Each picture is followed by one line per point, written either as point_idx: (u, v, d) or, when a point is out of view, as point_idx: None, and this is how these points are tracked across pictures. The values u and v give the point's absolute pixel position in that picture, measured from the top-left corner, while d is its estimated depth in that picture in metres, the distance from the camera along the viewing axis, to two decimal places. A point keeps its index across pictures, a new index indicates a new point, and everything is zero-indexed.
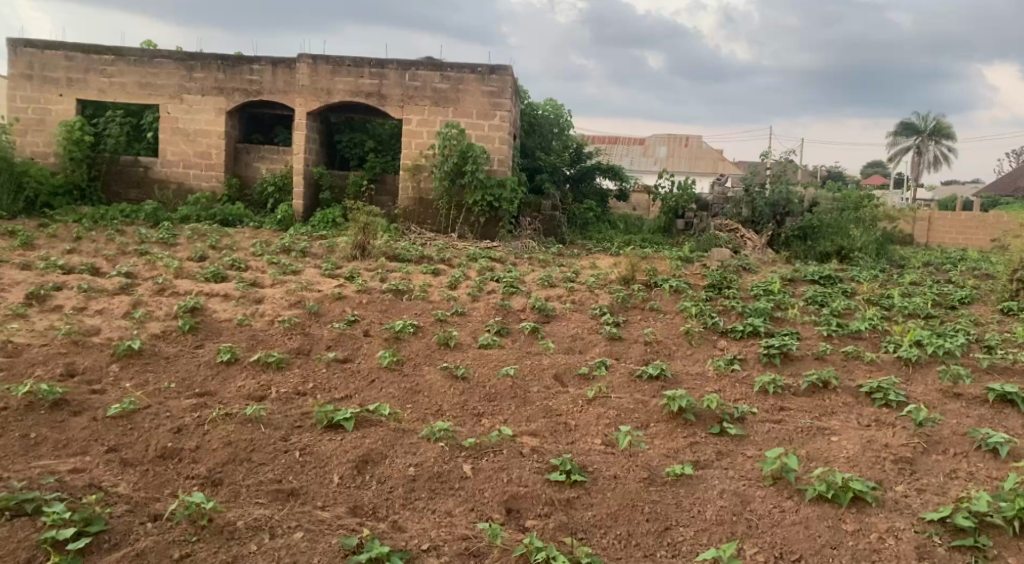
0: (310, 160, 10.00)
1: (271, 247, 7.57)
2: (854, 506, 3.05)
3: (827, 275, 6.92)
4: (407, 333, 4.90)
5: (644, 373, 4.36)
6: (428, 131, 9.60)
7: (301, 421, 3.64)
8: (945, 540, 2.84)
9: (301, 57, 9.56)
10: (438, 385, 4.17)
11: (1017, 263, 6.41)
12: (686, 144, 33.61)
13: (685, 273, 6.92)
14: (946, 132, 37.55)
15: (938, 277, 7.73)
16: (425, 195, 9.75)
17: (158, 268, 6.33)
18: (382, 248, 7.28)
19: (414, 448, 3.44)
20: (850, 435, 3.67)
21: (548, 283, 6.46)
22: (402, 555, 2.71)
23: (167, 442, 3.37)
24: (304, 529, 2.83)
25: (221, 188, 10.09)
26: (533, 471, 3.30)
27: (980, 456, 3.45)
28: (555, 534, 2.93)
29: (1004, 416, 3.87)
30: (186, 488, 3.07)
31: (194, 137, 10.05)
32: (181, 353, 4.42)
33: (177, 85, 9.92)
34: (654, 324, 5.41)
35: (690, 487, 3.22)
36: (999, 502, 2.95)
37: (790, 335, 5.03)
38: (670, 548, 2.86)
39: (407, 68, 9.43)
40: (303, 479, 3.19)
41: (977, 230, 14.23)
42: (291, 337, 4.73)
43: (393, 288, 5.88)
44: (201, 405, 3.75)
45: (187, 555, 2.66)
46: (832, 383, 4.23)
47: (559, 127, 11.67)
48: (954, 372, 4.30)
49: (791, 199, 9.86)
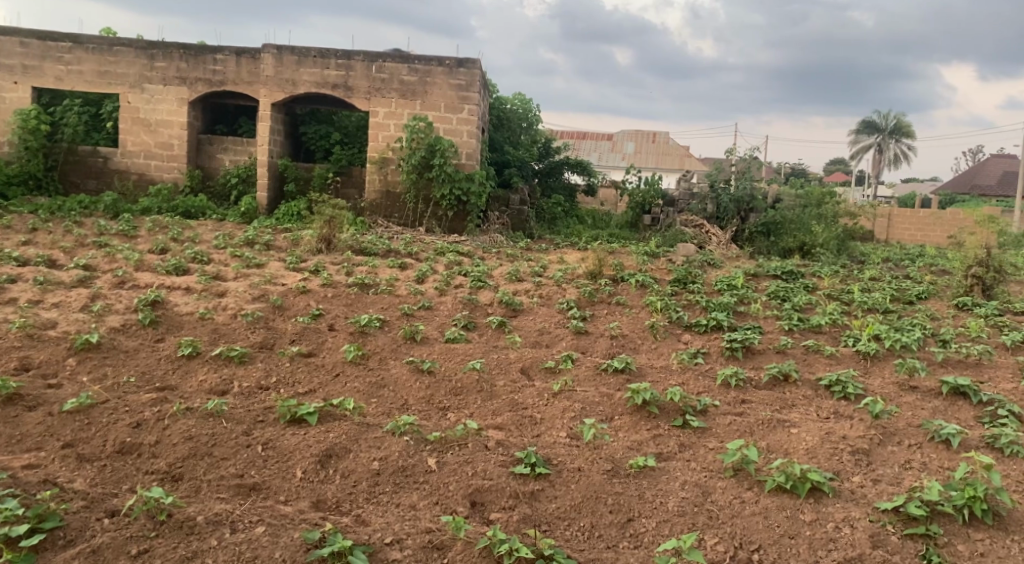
0: (275, 152, 9.87)
1: (234, 239, 7.48)
2: (812, 497, 3.11)
3: (789, 270, 7.03)
4: (373, 327, 4.87)
5: (609, 366, 4.40)
6: (395, 123, 9.53)
7: (264, 416, 3.60)
8: (899, 528, 2.91)
9: (266, 48, 9.44)
10: (404, 379, 4.16)
11: (972, 259, 6.57)
12: (653, 140, 33.72)
13: (650, 269, 6.97)
14: (906, 132, 38.26)
15: (897, 273, 7.88)
16: (392, 188, 9.69)
17: (117, 260, 6.22)
18: (348, 241, 7.22)
19: (379, 442, 3.42)
20: (809, 427, 3.73)
21: (516, 278, 6.46)
22: (365, 549, 2.70)
23: (125, 438, 3.31)
24: (266, 524, 2.81)
25: (183, 179, 9.92)
26: (498, 464, 3.32)
27: (933, 448, 3.53)
28: (519, 526, 2.94)
29: (956, 408, 3.98)
30: (144, 484, 3.03)
31: (155, 128, 9.86)
32: (141, 346, 4.36)
33: (138, 74, 9.73)
34: (620, 318, 5.46)
35: (652, 478, 3.26)
36: (949, 491, 3.02)
37: (753, 329, 5.11)
38: (632, 540, 2.89)
39: (374, 60, 9.35)
40: (266, 474, 3.16)
41: (935, 227, 14.59)
42: (254, 331, 4.68)
43: (359, 281, 5.85)
44: (162, 399, 3.70)
45: (144, 551, 2.63)
46: (792, 376, 4.31)
47: (527, 122, 11.66)
48: (910, 364, 4.40)
49: (755, 196, 9.97)
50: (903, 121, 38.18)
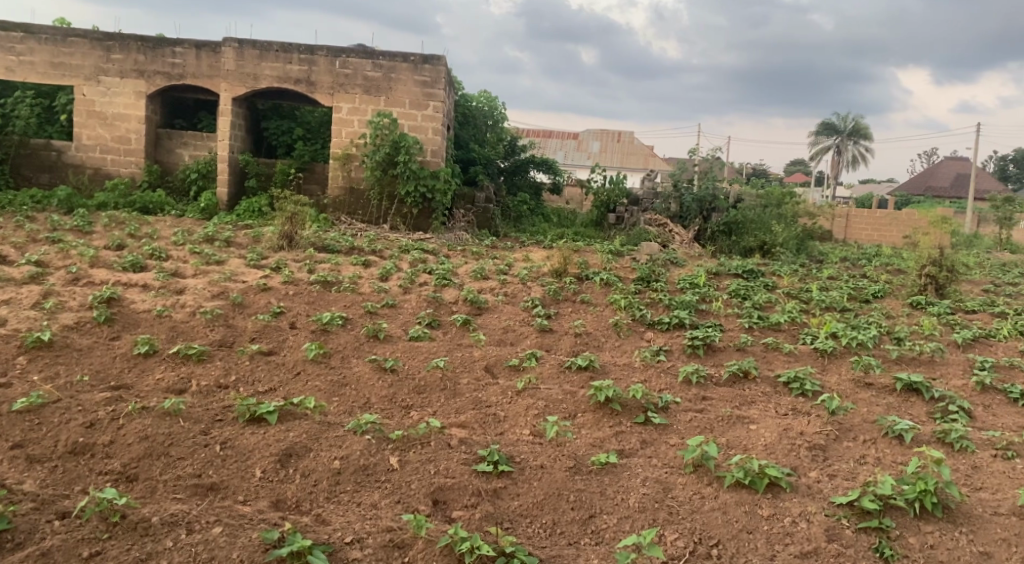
0: (236, 148, 9.72)
1: (193, 235, 7.35)
2: (770, 492, 3.16)
3: (750, 269, 7.15)
4: (335, 325, 4.83)
5: (573, 364, 4.42)
6: (359, 119, 9.44)
7: (222, 415, 3.55)
8: (853, 522, 2.97)
9: (227, 41, 9.29)
10: (367, 377, 4.13)
11: (925, 260, 6.74)
12: (618, 140, 33.99)
13: (614, 267, 7.02)
14: (864, 133, 39.06)
15: (855, 272, 8.04)
16: (356, 185, 9.61)
17: (71, 256, 6.07)
18: (310, 239, 7.13)
19: (340, 441, 3.40)
20: (767, 424, 3.80)
21: (481, 275, 6.46)
22: (324, 549, 2.68)
23: (78, 438, 3.23)
24: (223, 525, 2.76)
25: (141, 174, 9.71)
26: (460, 462, 3.31)
27: (887, 443, 3.62)
28: (480, 524, 2.94)
29: (909, 404, 4.08)
30: (98, 485, 2.96)
31: (111, 121, 9.64)
32: (95, 344, 4.26)
33: (93, 67, 9.51)
34: (584, 316, 5.49)
35: (614, 475, 3.29)
36: (901, 485, 3.09)
37: (714, 326, 5.18)
38: (594, 536, 2.91)
39: (337, 56, 9.26)
40: (224, 473, 3.11)
41: (891, 227, 14.92)
42: (213, 329, 4.61)
43: (322, 279, 5.79)
44: (116, 398, 3.61)
45: (96, 553, 2.57)
46: (752, 373, 4.38)
47: (493, 119, 11.65)
48: (865, 362, 4.51)
49: (717, 196, 10.09)
50: (862, 123, 38.94)
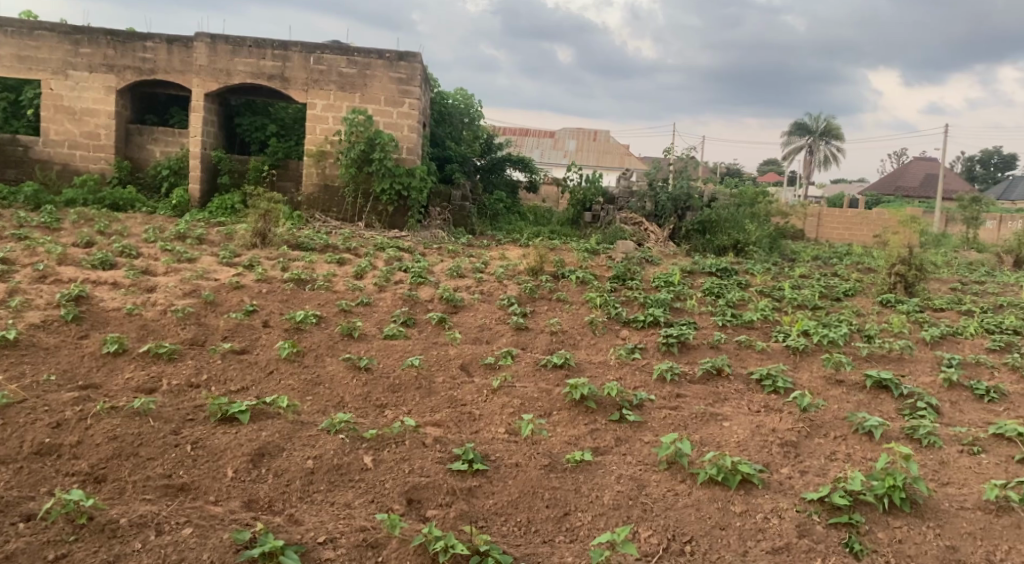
0: (209, 144, 9.61)
1: (164, 232, 7.25)
2: (742, 488, 3.19)
3: (724, 267, 7.21)
4: (309, 324, 4.78)
5: (548, 362, 4.43)
6: (334, 116, 9.37)
7: (194, 414, 3.51)
8: (823, 518, 3.01)
9: (199, 36, 9.17)
10: (340, 376, 4.10)
11: (895, 259, 6.84)
12: (595, 139, 34.08)
13: (590, 265, 7.05)
14: (836, 133, 39.60)
15: (826, 271, 8.14)
16: (331, 182, 9.53)
17: (38, 253, 5.96)
18: (284, 236, 7.07)
19: (314, 440, 3.37)
20: (740, 421, 3.83)
21: (457, 274, 6.45)
22: (297, 549, 2.65)
23: (44, 438, 3.18)
24: (193, 525, 2.73)
25: (111, 170, 9.56)
26: (435, 461, 3.30)
27: (857, 439, 3.67)
28: (455, 523, 2.93)
29: (879, 401, 4.14)
30: (65, 486, 2.91)
31: (80, 116, 9.48)
32: (62, 343, 4.18)
33: (61, 60, 9.34)
34: (560, 314, 5.50)
35: (588, 472, 3.30)
36: (871, 481, 3.14)
37: (688, 324, 5.22)
38: (569, 533, 2.92)
39: (312, 52, 9.18)
40: (195, 474, 3.07)
41: (861, 226, 15.12)
42: (184, 328, 4.55)
43: (296, 277, 5.74)
44: (84, 398, 3.55)
45: (63, 555, 2.53)
46: (725, 370, 4.42)
47: (469, 117, 11.63)
48: (836, 359, 4.56)
49: (692, 195, 10.18)
50: (833, 123, 39.47)
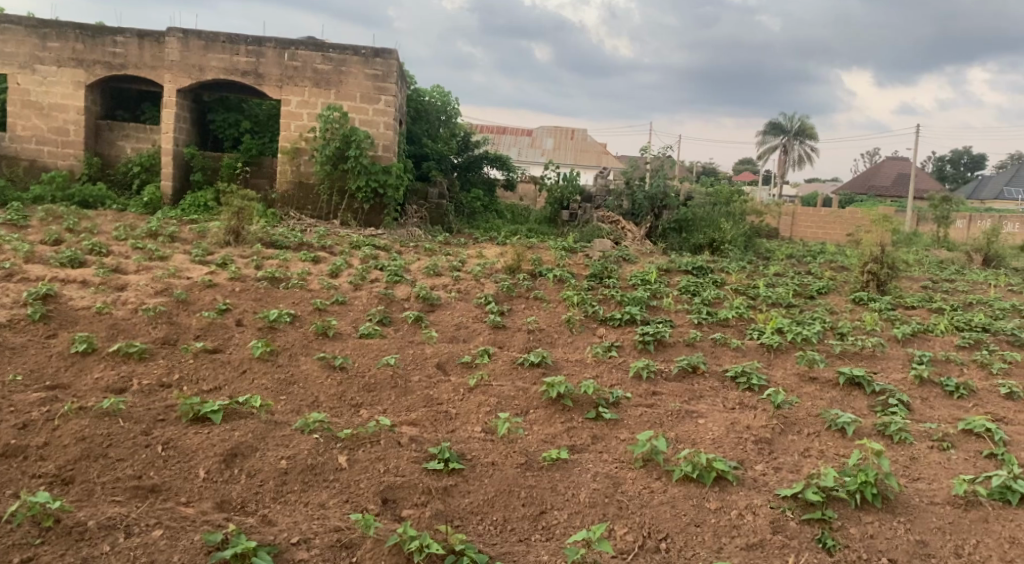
0: (182, 140, 9.48)
1: (135, 230, 7.14)
2: (717, 485, 3.21)
3: (700, 266, 7.24)
4: (283, 322, 4.73)
5: (525, 361, 4.42)
6: (309, 113, 9.29)
7: (165, 414, 3.45)
8: (797, 514, 3.03)
9: (171, 31, 9.04)
10: (315, 376, 4.06)
11: (868, 258, 6.92)
12: (572, 138, 34.13)
13: (568, 264, 7.05)
14: (810, 133, 40.04)
15: (800, 269, 8.22)
16: (306, 179, 9.45)
17: (4, 251, 5.84)
18: (257, 234, 6.99)
19: (288, 440, 3.34)
20: (715, 418, 3.85)
21: (433, 272, 6.42)
22: (269, 550, 2.62)
23: (10, 439, 3.11)
24: (164, 527, 2.69)
25: (80, 167, 9.39)
26: (410, 460, 3.28)
27: (830, 436, 3.71)
28: (430, 522, 2.91)
29: (852, 398, 4.19)
30: (30, 489, 2.85)
31: (48, 112, 9.31)
32: (29, 343, 4.10)
33: (28, 55, 9.16)
34: (537, 313, 5.50)
35: (565, 470, 3.30)
36: (844, 477, 3.17)
37: (664, 322, 5.24)
38: (545, 531, 2.92)
39: (286, 47, 9.09)
40: (165, 475, 3.02)
41: (834, 225, 15.32)
42: (156, 327, 4.48)
43: (270, 275, 5.69)
44: (52, 398, 3.48)
45: (28, 559, 2.48)
46: (701, 368, 4.45)
47: (446, 114, 11.59)
48: (810, 356, 4.59)
49: (668, 193, 10.19)
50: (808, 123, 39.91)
